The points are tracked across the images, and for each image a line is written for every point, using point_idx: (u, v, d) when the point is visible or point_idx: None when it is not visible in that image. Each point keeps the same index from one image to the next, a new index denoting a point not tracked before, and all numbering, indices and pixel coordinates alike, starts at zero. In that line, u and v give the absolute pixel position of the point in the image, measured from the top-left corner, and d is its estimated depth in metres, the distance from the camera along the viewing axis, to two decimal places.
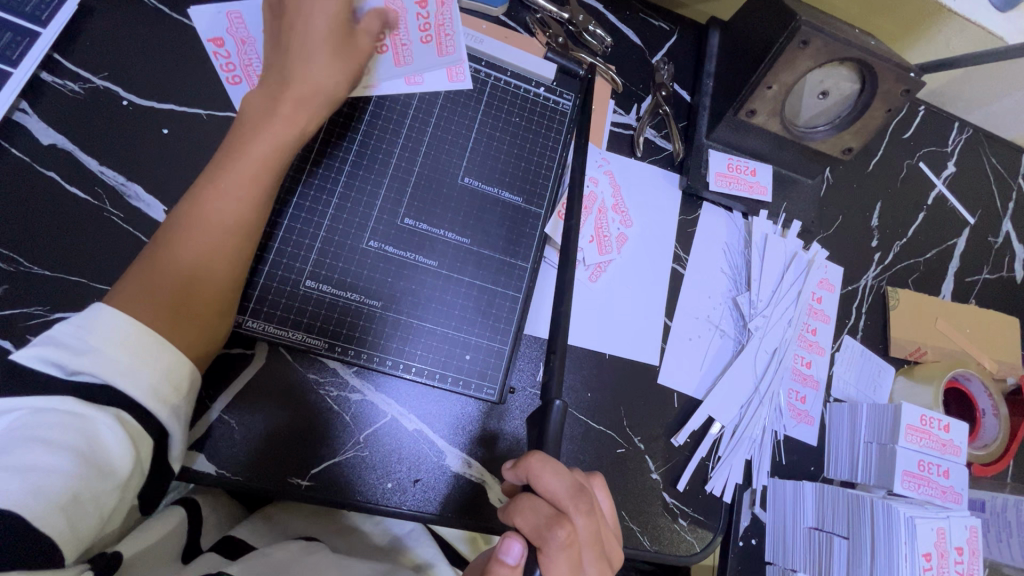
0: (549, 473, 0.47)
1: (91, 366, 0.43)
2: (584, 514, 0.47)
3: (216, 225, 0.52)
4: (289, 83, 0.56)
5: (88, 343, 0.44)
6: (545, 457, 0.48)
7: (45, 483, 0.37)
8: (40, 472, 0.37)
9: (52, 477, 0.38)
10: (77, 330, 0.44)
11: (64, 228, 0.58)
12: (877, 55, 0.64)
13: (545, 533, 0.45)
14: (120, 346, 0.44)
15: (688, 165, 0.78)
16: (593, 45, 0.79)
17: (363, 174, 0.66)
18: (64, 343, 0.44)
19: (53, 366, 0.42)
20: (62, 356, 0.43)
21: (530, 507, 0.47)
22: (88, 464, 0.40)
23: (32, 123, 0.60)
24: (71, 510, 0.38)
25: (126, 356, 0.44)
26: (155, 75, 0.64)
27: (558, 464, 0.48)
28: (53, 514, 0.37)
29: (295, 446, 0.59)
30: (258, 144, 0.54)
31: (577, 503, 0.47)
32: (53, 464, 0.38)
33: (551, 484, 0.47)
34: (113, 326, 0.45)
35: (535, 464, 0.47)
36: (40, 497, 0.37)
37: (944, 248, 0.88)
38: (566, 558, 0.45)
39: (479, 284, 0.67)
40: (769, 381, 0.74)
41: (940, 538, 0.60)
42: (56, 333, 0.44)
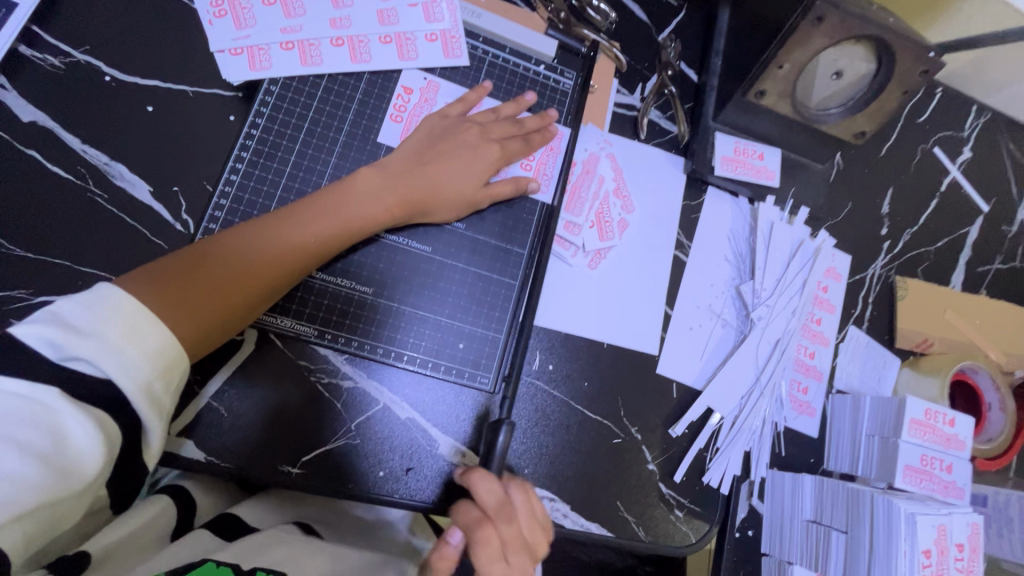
0: (483, 484, 0.49)
1: (89, 354, 0.41)
2: (509, 525, 0.48)
3: (261, 244, 0.54)
4: (407, 184, 0.61)
5: (92, 327, 0.42)
6: (483, 470, 0.49)
7: (10, 493, 0.37)
8: (9, 480, 0.37)
9: (18, 486, 0.37)
10: (86, 310, 0.43)
11: (45, 209, 0.56)
12: (894, 33, 0.61)
13: (468, 538, 0.47)
14: (123, 336, 0.43)
15: (693, 149, 0.75)
16: (597, 20, 0.76)
17: (353, 156, 0.64)
18: (67, 321, 0.42)
19: (50, 347, 0.41)
20: (63, 338, 0.41)
21: (459, 516, 0.49)
22: (58, 473, 0.38)
23: (10, 99, 0.58)
24: (30, 520, 0.38)
25: (127, 347, 0.43)
26: (138, 50, 0.62)
27: (493, 477, 0.50)
28: (11, 525, 0.37)
29: (286, 431, 0.58)
30: (347, 210, 0.58)
31: (503, 513, 0.49)
32: (21, 472, 0.37)
33: (483, 495, 0.49)
34: (117, 312, 0.43)
35: (474, 476, 0.49)
36: (1, 507, 0.36)
37: (956, 237, 0.85)
38: (488, 558, 0.47)
39: (475, 271, 0.65)
40: (771, 372, 0.72)
41: (940, 535, 0.58)
42: (60, 309, 0.42)
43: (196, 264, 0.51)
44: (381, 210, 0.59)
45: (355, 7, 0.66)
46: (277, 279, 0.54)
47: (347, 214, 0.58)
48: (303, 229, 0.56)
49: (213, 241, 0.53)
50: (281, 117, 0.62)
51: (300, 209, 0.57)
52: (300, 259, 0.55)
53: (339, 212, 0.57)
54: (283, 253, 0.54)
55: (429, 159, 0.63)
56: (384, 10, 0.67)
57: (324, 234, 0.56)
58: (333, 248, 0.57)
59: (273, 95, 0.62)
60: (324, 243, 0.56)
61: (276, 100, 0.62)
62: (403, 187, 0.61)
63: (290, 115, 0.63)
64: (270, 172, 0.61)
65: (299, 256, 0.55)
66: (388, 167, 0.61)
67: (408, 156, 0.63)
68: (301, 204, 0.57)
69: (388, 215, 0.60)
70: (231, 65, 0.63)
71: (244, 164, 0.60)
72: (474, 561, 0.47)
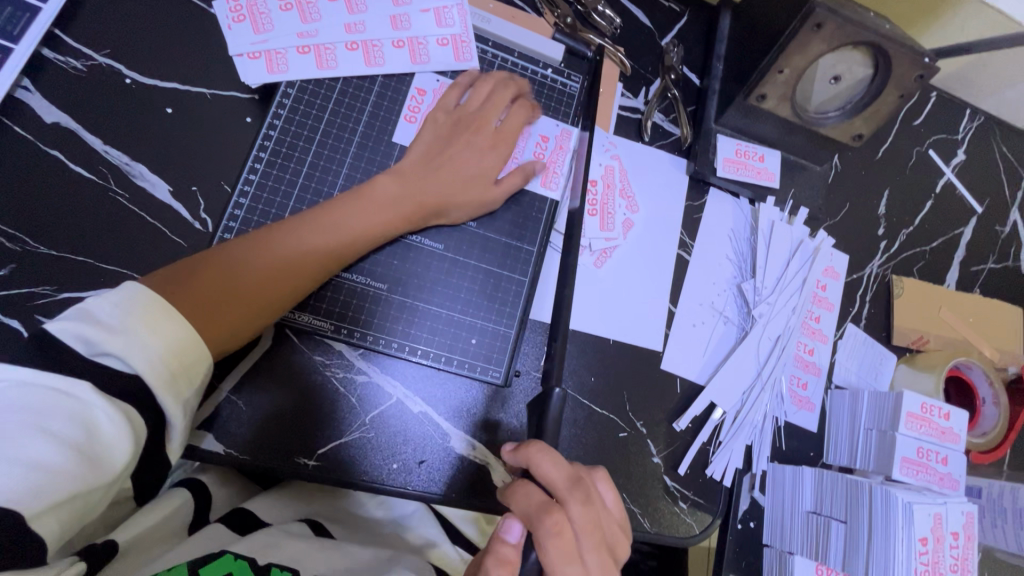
0: (546, 461, 0.50)
1: (117, 349, 0.43)
2: (580, 503, 0.49)
3: (279, 247, 0.56)
4: (420, 185, 0.63)
5: (121, 324, 0.44)
6: (545, 447, 0.51)
7: (48, 482, 0.38)
8: (44, 469, 0.38)
9: (55, 476, 0.38)
10: (113, 308, 0.44)
11: (68, 207, 0.58)
12: (891, 39, 0.63)
13: (537, 519, 0.48)
14: (150, 333, 0.45)
15: (695, 150, 0.77)
16: (602, 26, 0.78)
17: (368, 156, 0.65)
18: (97, 318, 0.44)
19: (81, 343, 0.43)
20: (94, 334, 0.43)
21: (523, 493, 0.50)
22: (90, 463, 0.40)
23: (34, 101, 0.59)
24: (65, 509, 0.39)
25: (153, 344, 0.45)
26: (158, 53, 0.63)
27: (558, 455, 0.51)
28: (48, 514, 0.38)
29: (302, 424, 0.60)
30: (362, 211, 0.59)
31: (573, 493, 0.49)
32: (57, 461, 0.39)
33: (548, 471, 0.50)
34: (144, 310, 0.45)
35: (534, 452, 0.50)
36: (41, 495, 0.38)
37: (950, 237, 0.88)
38: (558, 542, 0.47)
39: (485, 269, 0.67)
40: (772, 368, 0.74)
41: (936, 523, 0.60)
42: (89, 307, 0.44)
43: (215, 265, 0.53)
44: (395, 210, 0.61)
45: (369, 12, 0.68)
46: (294, 280, 0.56)
47: (363, 216, 0.59)
48: (320, 233, 0.57)
49: (231, 243, 0.55)
50: (298, 118, 0.64)
51: (317, 211, 0.58)
52: (317, 262, 0.57)
53: (354, 214, 0.59)
54: (299, 254, 0.56)
55: (442, 162, 0.65)
56: (397, 15, 0.69)
57: (340, 237, 0.58)
58: (348, 251, 0.59)
59: (290, 97, 0.64)
60: (339, 246, 0.58)
61: (294, 102, 0.64)
62: (417, 189, 0.62)
63: (307, 116, 0.64)
64: (287, 172, 0.63)
65: (314, 257, 0.57)
66: (403, 170, 0.63)
67: (421, 158, 0.65)
68: (317, 208, 0.59)
69: (402, 215, 0.61)
70: (249, 68, 0.64)
71: (262, 165, 0.62)
72: (548, 543, 0.47)
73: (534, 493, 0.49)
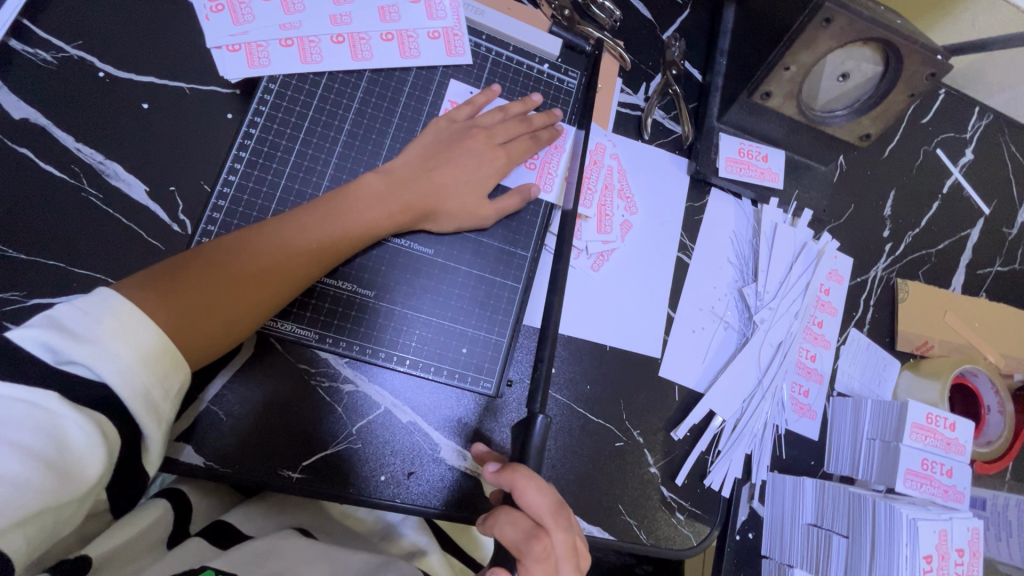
0: (532, 488, 0.48)
1: (85, 359, 0.40)
2: (563, 530, 0.48)
3: (263, 251, 0.53)
4: (408, 187, 0.60)
5: (90, 331, 0.41)
6: (530, 472, 0.49)
7: (11, 499, 0.35)
8: (9, 484, 0.35)
9: (18, 492, 0.35)
10: (84, 314, 0.42)
11: (38, 208, 0.55)
12: (903, 35, 0.60)
13: (525, 546, 0.46)
14: (122, 342, 0.42)
15: (697, 149, 0.74)
16: (601, 18, 0.75)
17: (355, 156, 0.62)
18: (65, 326, 0.41)
19: (48, 352, 0.40)
20: (61, 343, 0.40)
21: (510, 521, 0.47)
22: (58, 477, 0.37)
23: (1, 96, 0.56)
24: (31, 527, 0.36)
25: (124, 353, 0.42)
26: (134, 45, 0.60)
27: (542, 481, 0.49)
28: (14, 532, 0.36)
29: (287, 434, 0.57)
30: (350, 216, 0.57)
31: (556, 519, 0.48)
32: (22, 477, 0.35)
33: (535, 499, 0.48)
34: (117, 316, 0.42)
35: (519, 477, 0.48)
36: (4, 514, 0.35)
37: (957, 239, 0.85)
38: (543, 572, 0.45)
39: (477, 274, 0.64)
40: (773, 375, 0.72)
41: (941, 539, 0.59)
42: (57, 313, 0.42)
43: (196, 269, 0.50)
44: (383, 213, 0.58)
45: (356, 3, 0.65)
46: (280, 284, 0.53)
47: (350, 220, 0.57)
48: (306, 236, 0.55)
49: (214, 245, 0.52)
50: (280, 115, 0.61)
51: (302, 214, 0.56)
52: (304, 266, 0.54)
53: (341, 218, 0.56)
54: (284, 259, 0.53)
55: (434, 163, 0.62)
56: (385, 6, 0.65)
57: (327, 242, 0.55)
58: (336, 255, 0.56)
59: (272, 93, 0.61)
60: (327, 250, 0.56)
61: (276, 98, 0.61)
62: (407, 193, 0.60)
63: (290, 113, 0.61)
64: (269, 173, 0.60)
65: (300, 263, 0.54)
66: (392, 172, 0.60)
67: (410, 159, 0.62)
68: (302, 210, 0.56)
69: (390, 218, 0.59)
70: (230, 62, 0.61)
71: (243, 164, 0.59)
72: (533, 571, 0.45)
73: (520, 521, 0.47)
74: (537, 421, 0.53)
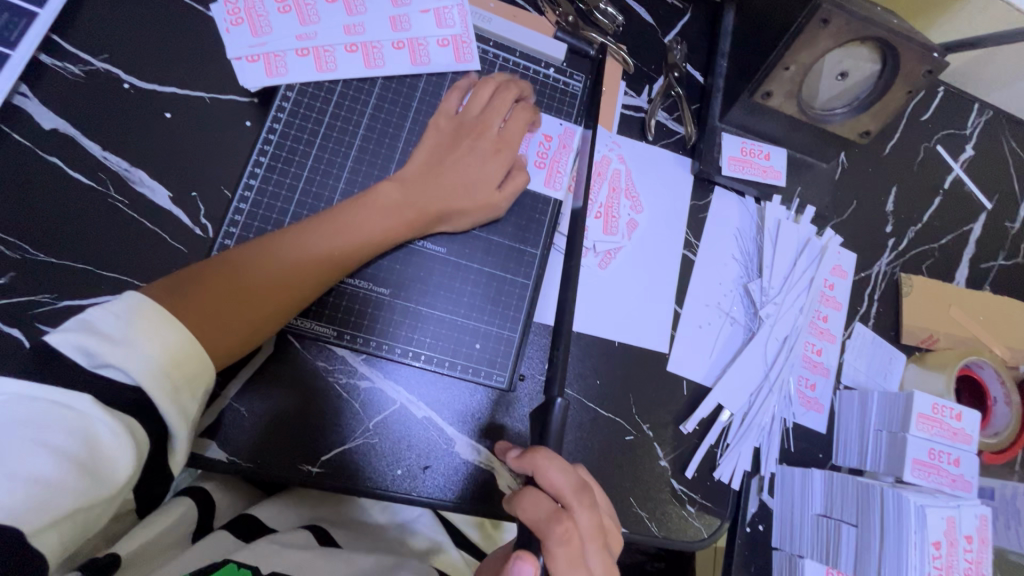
0: (554, 469, 0.50)
1: (118, 361, 0.42)
2: (585, 509, 0.49)
3: (285, 255, 0.55)
4: (421, 189, 0.62)
5: (123, 335, 0.43)
6: (551, 453, 0.50)
7: (49, 498, 0.37)
8: (45, 485, 0.37)
9: (55, 491, 0.37)
10: (115, 319, 0.44)
11: (67, 214, 0.57)
12: (899, 34, 0.62)
13: (548, 527, 0.47)
14: (154, 344, 0.44)
15: (700, 149, 0.76)
16: (604, 24, 0.77)
17: (368, 160, 0.65)
18: (100, 331, 0.43)
19: (82, 355, 0.42)
20: (96, 346, 0.42)
21: (533, 501, 0.49)
22: (92, 477, 0.39)
23: (33, 107, 0.59)
24: (65, 525, 0.38)
25: (156, 355, 0.44)
26: (157, 58, 0.63)
27: (562, 462, 0.51)
28: (49, 529, 0.37)
29: (307, 430, 0.59)
30: (366, 219, 0.59)
31: (578, 499, 0.49)
32: (57, 478, 0.38)
33: (557, 480, 0.49)
34: (147, 321, 0.44)
35: (541, 458, 0.49)
36: (40, 513, 0.37)
37: (960, 234, 0.87)
38: (569, 549, 0.47)
39: (488, 272, 0.66)
40: (780, 369, 0.73)
41: (949, 527, 0.59)
42: (92, 317, 0.44)
43: (222, 274, 0.52)
44: (397, 216, 0.60)
45: (368, 13, 0.67)
46: (300, 289, 0.55)
47: (368, 224, 0.59)
48: (325, 241, 0.57)
49: (239, 251, 0.54)
50: (298, 121, 0.63)
51: (321, 219, 0.58)
52: (323, 271, 0.56)
53: (358, 221, 0.58)
54: (305, 264, 0.55)
55: (445, 167, 0.64)
56: (397, 16, 0.68)
57: (345, 247, 0.57)
58: (354, 259, 0.58)
59: (289, 100, 0.63)
60: (346, 255, 0.57)
61: (293, 105, 0.63)
62: (418, 196, 0.62)
63: (307, 119, 0.64)
64: (288, 177, 0.62)
65: (320, 268, 0.56)
66: (405, 176, 0.62)
67: (422, 161, 0.64)
68: (322, 216, 0.58)
69: (405, 221, 0.61)
70: (248, 72, 0.64)
71: (263, 169, 0.61)
72: (558, 551, 0.47)
73: (546, 501, 0.48)
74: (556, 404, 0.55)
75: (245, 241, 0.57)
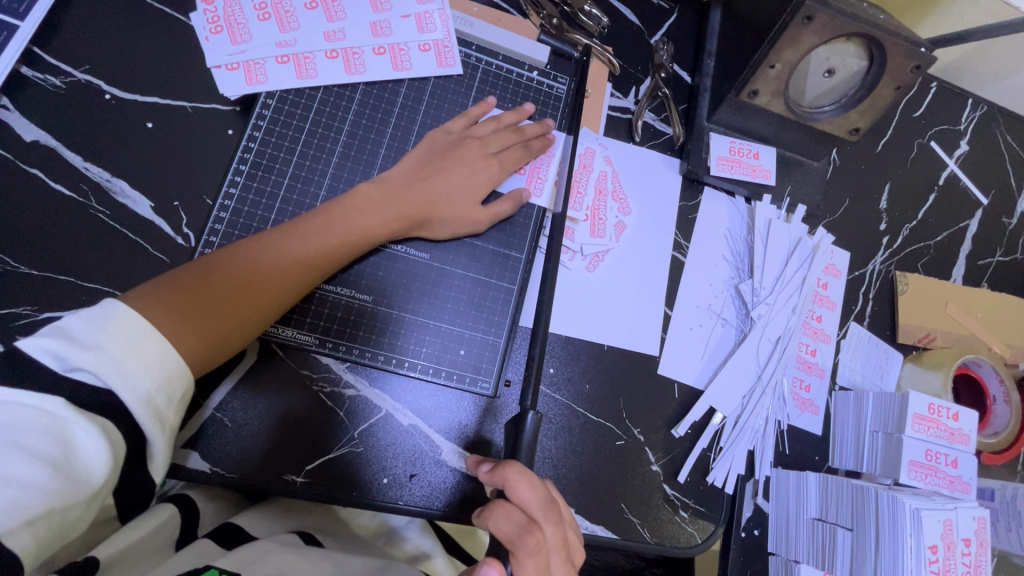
0: (524, 483, 0.49)
1: (90, 365, 0.42)
2: (553, 524, 0.48)
3: (263, 259, 0.55)
4: (403, 195, 0.62)
5: (95, 340, 0.43)
6: (522, 468, 0.50)
7: (21, 499, 0.36)
8: (18, 486, 0.37)
9: (27, 492, 0.37)
10: (90, 324, 0.43)
11: (49, 225, 0.57)
12: (885, 29, 0.61)
13: (517, 540, 0.46)
14: (127, 349, 0.44)
15: (688, 149, 0.75)
16: (589, 26, 0.77)
17: (350, 166, 0.64)
18: (73, 336, 0.43)
19: (56, 359, 0.42)
20: (68, 350, 0.42)
21: (503, 515, 0.48)
22: (66, 478, 0.38)
23: (14, 120, 0.59)
24: (40, 528, 0.37)
25: (129, 360, 0.43)
26: (138, 68, 0.63)
27: (532, 476, 0.50)
28: (22, 531, 0.36)
29: (290, 439, 0.58)
30: (347, 224, 0.58)
31: (547, 513, 0.49)
32: (31, 479, 0.37)
33: (527, 494, 0.48)
34: (122, 325, 0.44)
35: (511, 473, 0.49)
36: (12, 515, 0.36)
37: (956, 230, 0.85)
38: (537, 564, 0.46)
39: (473, 277, 0.65)
40: (773, 371, 0.72)
41: (946, 530, 0.58)
42: (65, 324, 0.43)
43: (200, 279, 0.52)
44: (379, 222, 0.60)
45: (349, 19, 0.67)
46: (280, 293, 0.55)
47: (348, 227, 0.58)
48: (304, 245, 0.56)
49: (217, 256, 0.54)
50: (278, 129, 0.63)
51: (301, 223, 0.57)
52: (303, 274, 0.56)
53: (338, 226, 0.58)
54: (284, 268, 0.55)
55: (429, 172, 0.64)
56: (377, 21, 0.68)
57: (325, 251, 0.57)
58: (333, 261, 0.58)
59: (270, 108, 0.63)
60: (326, 259, 0.57)
61: (273, 113, 0.63)
62: (400, 201, 0.61)
63: (288, 126, 0.63)
64: (269, 184, 0.62)
65: (300, 272, 0.56)
66: (388, 182, 0.62)
67: (405, 167, 0.64)
68: (301, 220, 0.58)
69: (386, 227, 0.60)
70: (229, 81, 0.64)
71: (243, 178, 0.61)
72: (526, 564, 0.46)
73: (513, 516, 0.47)
74: (529, 416, 0.54)
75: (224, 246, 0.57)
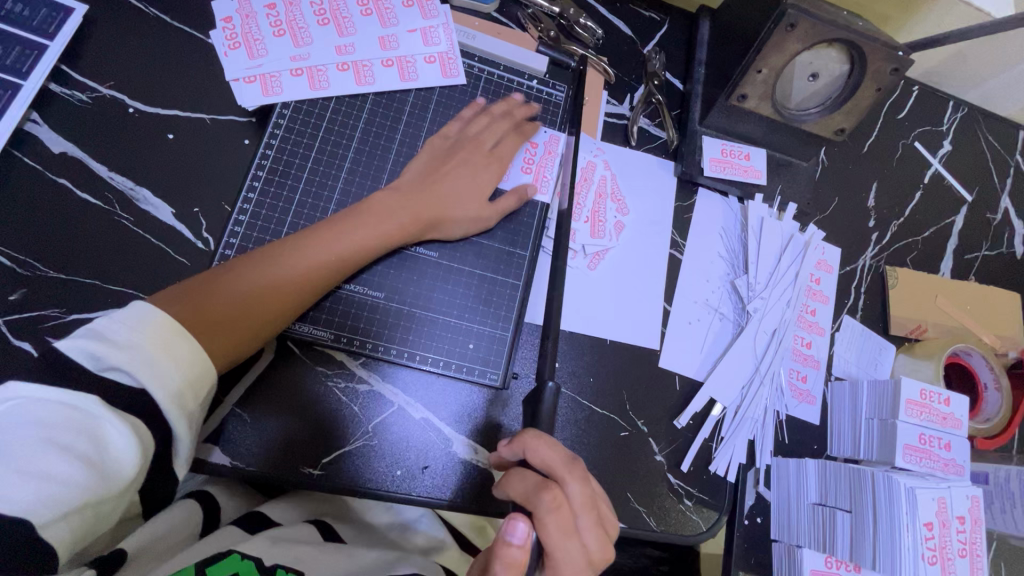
0: (543, 445, 0.51)
1: (124, 364, 0.44)
2: (577, 482, 0.50)
3: (287, 264, 0.57)
4: (414, 197, 0.65)
5: (128, 340, 0.45)
6: (539, 433, 0.52)
7: (57, 493, 0.39)
8: (54, 481, 0.39)
9: (64, 486, 0.39)
10: (122, 325, 0.46)
11: (76, 232, 0.60)
12: (864, 35, 0.65)
13: (537, 498, 0.49)
14: (159, 347, 0.46)
15: (682, 152, 0.79)
16: (585, 38, 0.81)
17: (361, 172, 0.67)
18: (107, 337, 0.45)
19: (90, 359, 0.44)
20: (103, 350, 0.44)
21: (521, 477, 0.50)
22: (99, 473, 0.41)
23: (43, 133, 0.62)
24: (76, 519, 0.40)
25: (160, 359, 0.46)
26: (160, 83, 0.66)
27: (549, 439, 0.52)
28: (58, 524, 0.39)
29: (307, 434, 0.61)
30: (362, 228, 0.61)
31: (570, 470, 0.50)
32: (67, 474, 0.39)
33: (548, 454, 0.50)
34: (152, 327, 0.47)
35: (529, 438, 0.51)
36: (49, 508, 0.39)
37: (943, 226, 0.89)
38: (561, 519, 0.48)
39: (479, 274, 0.68)
40: (770, 361, 0.75)
41: (941, 508, 0.60)
42: (99, 325, 0.46)
43: (222, 287, 0.54)
44: (392, 227, 0.63)
45: (358, 34, 0.71)
46: (298, 297, 0.58)
47: (364, 231, 0.61)
48: (323, 250, 0.59)
49: (239, 263, 0.56)
50: (293, 136, 0.66)
51: (319, 229, 0.60)
52: (321, 279, 0.59)
53: (353, 231, 0.61)
54: (303, 274, 0.58)
55: (437, 176, 0.67)
56: (385, 36, 0.72)
57: (341, 254, 0.60)
58: (350, 265, 0.61)
59: (285, 117, 0.67)
60: (342, 263, 0.60)
61: (289, 121, 0.67)
62: (412, 205, 0.64)
63: (302, 134, 0.67)
64: (285, 189, 0.65)
65: (318, 276, 0.59)
66: (401, 188, 0.65)
67: (415, 172, 0.67)
68: (320, 226, 0.61)
69: (399, 230, 0.63)
70: (246, 93, 0.67)
71: (260, 183, 0.64)
72: (549, 520, 0.48)
73: (532, 476, 0.50)
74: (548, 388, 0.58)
75: (244, 253, 0.60)
